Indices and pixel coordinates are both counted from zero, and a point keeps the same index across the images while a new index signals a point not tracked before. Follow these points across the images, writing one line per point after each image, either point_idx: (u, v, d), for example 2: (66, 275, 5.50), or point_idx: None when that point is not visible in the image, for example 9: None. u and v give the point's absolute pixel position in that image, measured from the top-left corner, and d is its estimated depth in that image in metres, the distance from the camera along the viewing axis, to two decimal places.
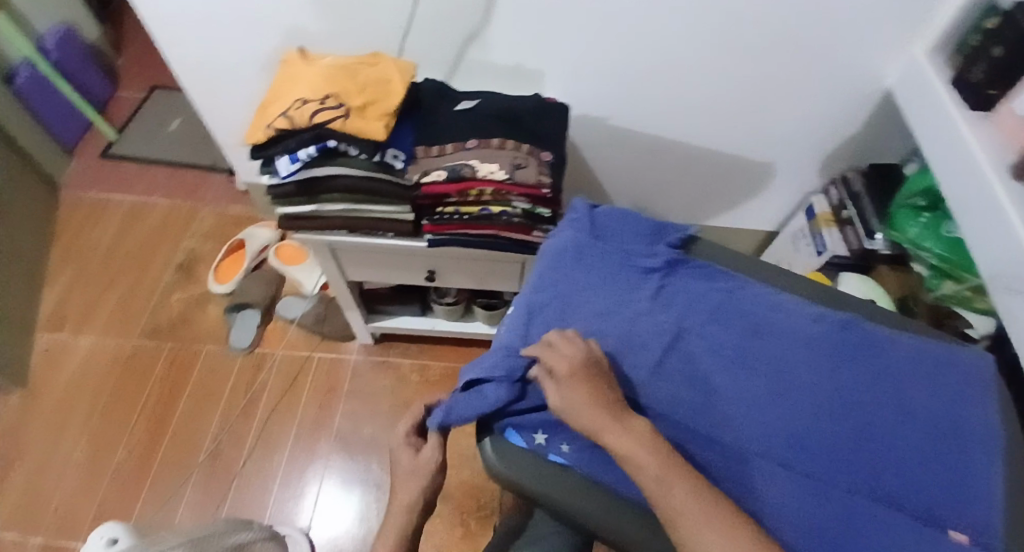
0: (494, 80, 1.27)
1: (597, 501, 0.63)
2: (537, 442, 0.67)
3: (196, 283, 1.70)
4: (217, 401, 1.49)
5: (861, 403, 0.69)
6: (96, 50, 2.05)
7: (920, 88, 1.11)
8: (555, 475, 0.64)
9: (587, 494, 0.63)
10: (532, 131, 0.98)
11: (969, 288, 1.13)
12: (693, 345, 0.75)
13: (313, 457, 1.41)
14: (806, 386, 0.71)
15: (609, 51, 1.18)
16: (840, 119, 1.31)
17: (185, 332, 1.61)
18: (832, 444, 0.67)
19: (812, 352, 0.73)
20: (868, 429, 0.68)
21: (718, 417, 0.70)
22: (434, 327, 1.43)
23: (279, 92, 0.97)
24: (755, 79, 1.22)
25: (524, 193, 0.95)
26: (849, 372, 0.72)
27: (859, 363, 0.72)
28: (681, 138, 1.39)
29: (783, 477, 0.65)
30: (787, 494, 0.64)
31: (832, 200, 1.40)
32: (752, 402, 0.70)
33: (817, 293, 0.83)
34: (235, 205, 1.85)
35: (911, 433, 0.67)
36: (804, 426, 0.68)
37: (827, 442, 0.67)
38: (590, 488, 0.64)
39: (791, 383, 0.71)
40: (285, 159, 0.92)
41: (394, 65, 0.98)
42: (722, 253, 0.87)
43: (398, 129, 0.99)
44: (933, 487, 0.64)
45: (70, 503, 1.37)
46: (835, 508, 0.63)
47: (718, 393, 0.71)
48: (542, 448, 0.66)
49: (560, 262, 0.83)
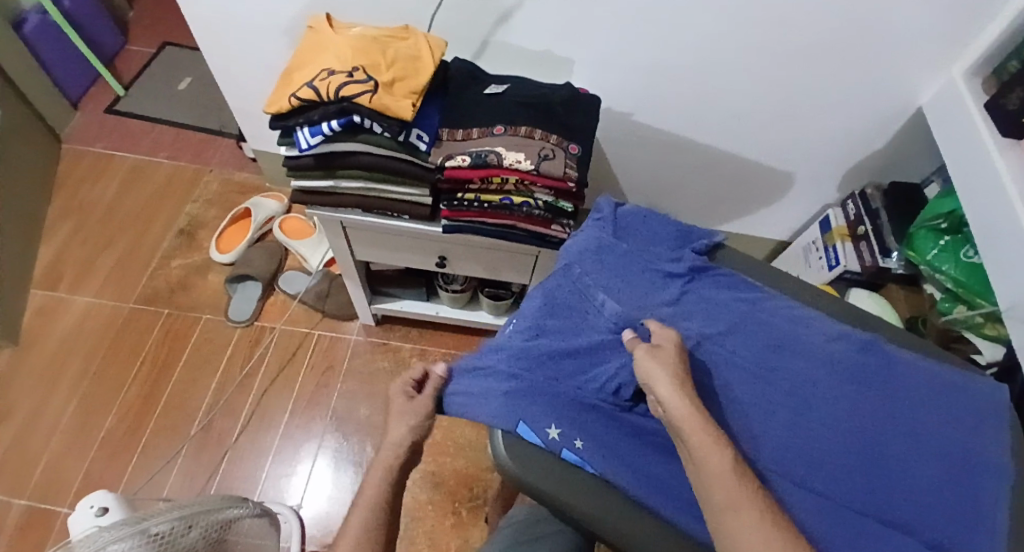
0: (522, 65, 1.24)
1: (607, 503, 0.61)
2: (551, 438, 0.63)
3: (197, 249, 1.66)
4: (213, 371, 1.47)
5: (875, 423, 0.68)
6: (108, 1, 1.99)
7: (954, 110, 1.09)
8: (570, 474, 0.62)
9: (599, 497, 0.61)
10: (561, 121, 0.95)
11: (981, 315, 1.09)
12: (712, 353, 0.73)
13: (307, 435, 1.39)
14: (825, 405, 0.69)
15: (642, 45, 1.15)
16: (868, 133, 1.29)
17: (183, 298, 1.58)
18: (848, 464, 0.65)
19: (832, 371, 0.72)
20: (881, 450, 0.67)
21: (734, 426, 0.68)
22: (438, 313, 1.41)
23: (304, 60, 0.94)
24: (787, 86, 1.20)
25: (548, 186, 0.92)
26: (866, 391, 0.71)
27: (880, 385, 0.71)
28: (703, 141, 1.36)
29: (794, 491, 0.63)
30: (798, 509, 0.62)
31: (849, 215, 1.38)
32: (770, 416, 0.68)
33: (839, 313, 0.82)
34: (241, 172, 1.81)
35: (924, 457, 0.66)
36: (817, 441, 0.67)
37: (839, 459, 0.66)
38: (600, 488, 0.62)
39: (807, 397, 0.70)
40: (305, 132, 0.89)
41: (425, 42, 0.95)
42: (744, 264, 0.87)
43: (425, 108, 0.96)
44: (942, 513, 0.63)
45: (57, 464, 1.35)
46: (844, 526, 0.61)
47: (735, 404, 0.69)
48: (555, 445, 0.63)
49: (580, 258, 0.82)
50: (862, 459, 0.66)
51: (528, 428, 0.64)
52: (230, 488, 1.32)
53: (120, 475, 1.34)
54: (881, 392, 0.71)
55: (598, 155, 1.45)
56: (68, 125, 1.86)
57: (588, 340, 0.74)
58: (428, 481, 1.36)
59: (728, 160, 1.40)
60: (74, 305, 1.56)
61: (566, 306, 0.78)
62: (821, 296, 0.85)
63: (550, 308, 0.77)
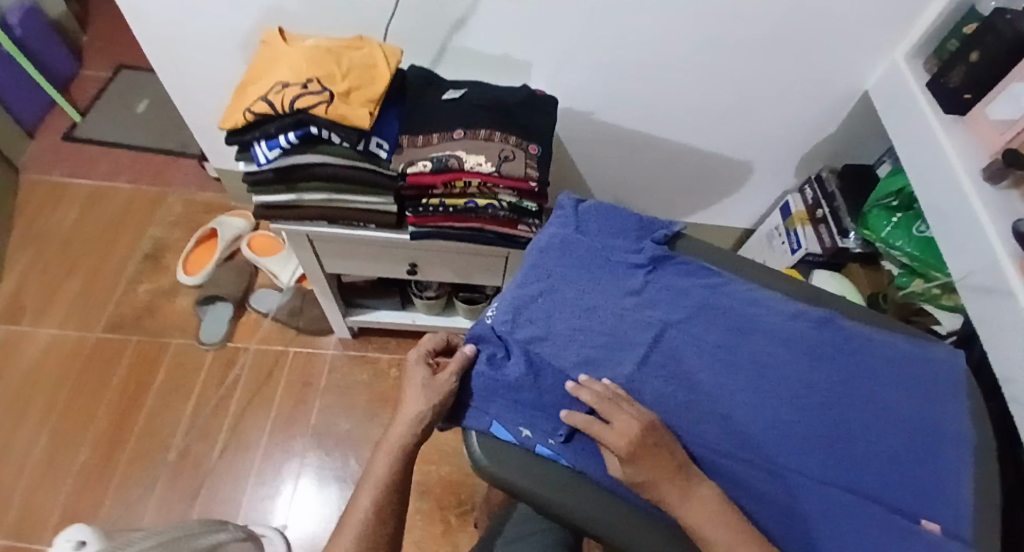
0: (482, 70, 1.25)
1: (582, 495, 0.62)
2: (524, 436, 0.65)
3: (163, 273, 1.63)
4: (187, 396, 1.44)
5: (839, 400, 0.70)
6: (59, 26, 1.95)
7: (898, 92, 1.14)
8: (546, 470, 0.63)
9: (577, 492, 0.62)
10: (521, 122, 0.97)
11: (937, 287, 1.13)
12: (677, 339, 0.74)
13: (288, 453, 1.38)
14: (787, 383, 0.71)
15: (599, 44, 1.18)
16: (820, 119, 1.33)
17: (152, 324, 1.55)
18: (811, 437, 0.67)
19: (793, 349, 0.74)
20: (846, 426, 0.69)
21: (705, 411, 0.69)
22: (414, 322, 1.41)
23: (259, 73, 0.94)
24: (741, 77, 1.24)
25: (510, 186, 0.93)
26: (828, 371, 0.73)
27: (838, 359, 0.74)
28: (664, 136, 1.39)
29: (766, 470, 0.65)
30: (769, 488, 0.64)
31: (808, 199, 1.42)
32: (735, 396, 0.70)
33: (800, 292, 0.84)
34: (205, 192, 1.79)
35: (886, 429, 0.69)
36: (784, 422, 0.68)
37: (806, 437, 0.67)
38: (575, 481, 0.63)
39: (772, 380, 0.72)
40: (263, 146, 0.89)
41: (381, 51, 0.96)
42: (706, 251, 0.87)
43: (383, 115, 0.96)
44: (907, 482, 0.65)
45: (29, 502, 1.31)
46: (812, 502, 0.63)
47: (702, 387, 0.71)
48: (529, 441, 0.65)
49: (546, 258, 0.82)
50: (825, 432, 0.68)
51: (499, 426, 0.66)
52: (212, 512, 1.30)
53: (95, 508, 1.30)
54: (839, 366, 0.73)
55: (563, 153, 1.46)
56: (24, 152, 1.82)
57: (554, 334, 0.74)
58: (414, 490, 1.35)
59: (689, 152, 1.43)
60: (37, 337, 1.52)
61: (531, 300, 0.78)
62: (783, 277, 0.86)
63: (516, 304, 0.77)
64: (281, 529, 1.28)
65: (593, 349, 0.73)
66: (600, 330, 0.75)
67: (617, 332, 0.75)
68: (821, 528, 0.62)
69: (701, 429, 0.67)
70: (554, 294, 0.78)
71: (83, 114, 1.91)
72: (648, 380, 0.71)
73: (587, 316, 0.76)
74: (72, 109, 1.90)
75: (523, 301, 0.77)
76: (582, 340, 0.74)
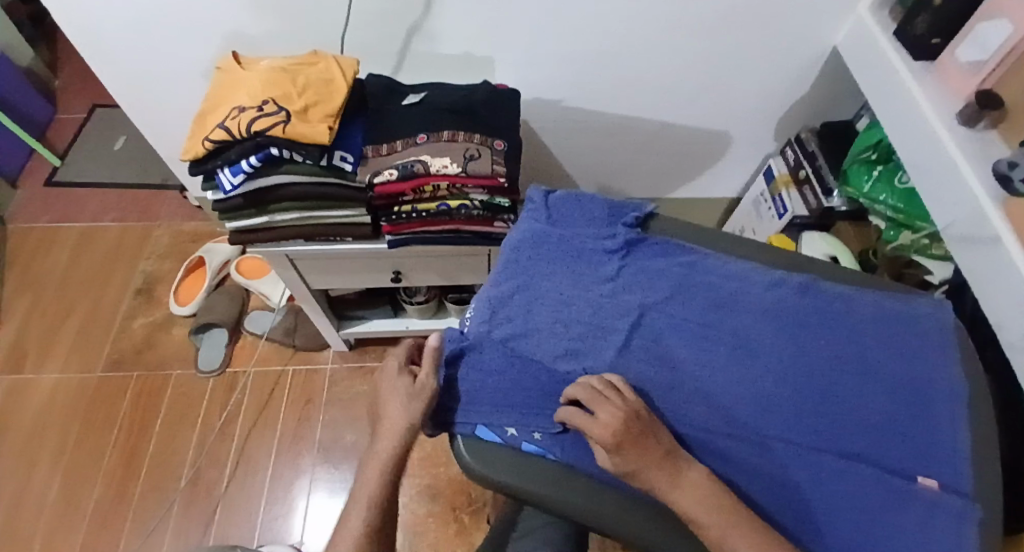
0: (445, 69, 1.24)
1: (578, 489, 0.61)
2: (510, 435, 0.65)
3: (157, 306, 1.64)
4: (193, 425, 1.45)
5: (825, 365, 0.70)
6: (29, 72, 1.96)
7: (865, 46, 1.12)
8: (530, 464, 0.62)
9: (564, 483, 0.62)
10: (484, 120, 0.96)
11: (925, 236, 1.11)
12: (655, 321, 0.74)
13: (298, 471, 1.39)
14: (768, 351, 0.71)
15: (558, 32, 1.16)
16: (792, 81, 1.31)
17: (151, 358, 1.56)
18: (797, 404, 0.67)
19: (772, 318, 0.73)
20: (834, 390, 0.68)
21: (689, 391, 0.68)
22: (408, 328, 1.41)
23: (216, 100, 0.94)
24: (706, 48, 1.22)
25: (480, 185, 0.92)
26: (812, 336, 0.72)
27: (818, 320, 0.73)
28: (637, 115, 1.38)
29: (756, 444, 0.65)
30: (760, 461, 0.64)
31: (789, 162, 1.40)
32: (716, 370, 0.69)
33: (781, 258, 0.83)
34: (190, 221, 1.79)
35: (876, 389, 0.68)
36: (771, 393, 0.68)
37: (794, 406, 0.67)
38: (569, 476, 0.62)
39: (756, 352, 0.71)
40: (227, 173, 0.88)
41: (337, 63, 0.96)
42: (681, 228, 0.86)
43: (348, 129, 0.95)
44: (899, 441, 0.65)
45: (49, 545, 1.32)
46: (805, 470, 0.63)
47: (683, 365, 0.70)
48: (515, 440, 0.65)
49: (520, 254, 0.81)
50: (810, 397, 0.67)
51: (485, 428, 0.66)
52: (228, 536, 1.31)
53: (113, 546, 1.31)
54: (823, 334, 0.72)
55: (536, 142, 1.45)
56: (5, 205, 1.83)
57: (532, 328, 0.74)
58: (425, 493, 1.36)
59: (665, 128, 1.42)
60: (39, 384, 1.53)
61: (507, 298, 0.78)
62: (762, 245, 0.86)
63: (492, 304, 0.77)
64: (298, 546, 1.29)
65: (572, 340, 0.73)
66: (579, 320, 0.75)
67: (596, 321, 0.75)
68: (815, 494, 0.62)
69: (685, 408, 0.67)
70: (530, 288, 0.78)
71: (63, 157, 1.92)
72: (630, 364, 0.71)
73: (564, 307, 0.76)
74: (51, 153, 1.90)
75: (500, 300, 0.77)
76: (558, 331, 0.74)
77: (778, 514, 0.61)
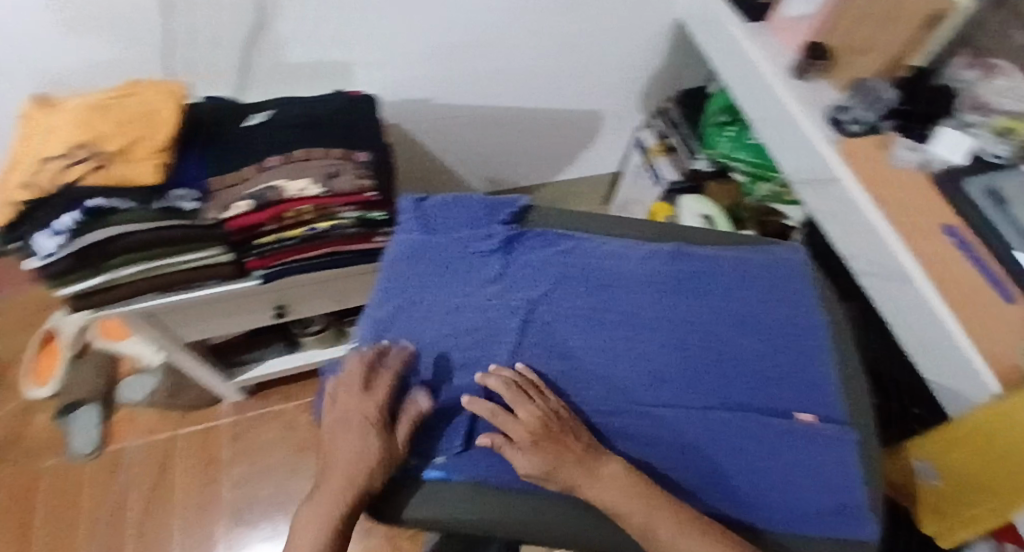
0: (296, 82, 1.16)
1: (488, 506, 0.59)
2: (410, 463, 0.62)
3: (8, 393, 1.42)
4: (77, 518, 1.28)
5: (706, 326, 0.72)
6: None
7: (704, 15, 1.18)
8: (440, 492, 0.60)
9: (485, 496, 0.60)
10: (341, 134, 0.91)
11: (779, 184, 1.21)
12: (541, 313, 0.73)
13: (212, 540, 1.27)
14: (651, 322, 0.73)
15: (409, 30, 1.12)
16: (646, 55, 1.36)
17: (11, 453, 1.35)
18: (684, 368, 0.69)
19: (650, 289, 0.75)
20: (718, 348, 0.70)
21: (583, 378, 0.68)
22: (308, 361, 1.32)
23: (19, 149, 0.82)
24: (560, 31, 1.23)
25: (347, 202, 0.88)
26: (689, 302, 0.74)
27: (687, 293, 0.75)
28: (507, 104, 1.37)
29: (653, 414, 0.65)
30: (660, 429, 0.64)
31: (657, 133, 1.45)
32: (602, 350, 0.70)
33: (651, 231, 0.86)
34: (33, 288, 1.56)
35: (752, 340, 0.71)
36: (661, 361, 0.69)
37: (684, 371, 0.68)
38: (477, 490, 0.60)
39: (643, 325, 0.72)
40: (44, 234, 0.76)
41: (157, 91, 0.84)
42: (556, 218, 0.86)
43: (184, 162, 0.87)
44: (779, 385, 0.69)
45: None
46: (701, 429, 0.64)
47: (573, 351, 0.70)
48: (416, 467, 0.62)
49: (398, 268, 0.77)
50: (693, 358, 0.70)
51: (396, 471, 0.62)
52: None
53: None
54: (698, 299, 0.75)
55: (406, 142, 1.39)
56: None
57: (417, 344, 0.71)
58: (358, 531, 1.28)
59: (537, 115, 1.42)
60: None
61: (388, 317, 0.74)
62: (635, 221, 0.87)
63: (375, 326, 0.74)
64: None
65: (460, 348, 0.71)
66: (468, 327, 0.72)
67: (485, 325, 0.72)
68: (716, 450, 0.63)
69: (576, 394, 0.67)
70: (412, 301, 0.75)
71: None
72: (523, 363, 0.69)
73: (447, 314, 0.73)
74: None
75: (382, 320, 0.74)
76: (444, 341, 0.71)
77: (686, 478, 0.61)
